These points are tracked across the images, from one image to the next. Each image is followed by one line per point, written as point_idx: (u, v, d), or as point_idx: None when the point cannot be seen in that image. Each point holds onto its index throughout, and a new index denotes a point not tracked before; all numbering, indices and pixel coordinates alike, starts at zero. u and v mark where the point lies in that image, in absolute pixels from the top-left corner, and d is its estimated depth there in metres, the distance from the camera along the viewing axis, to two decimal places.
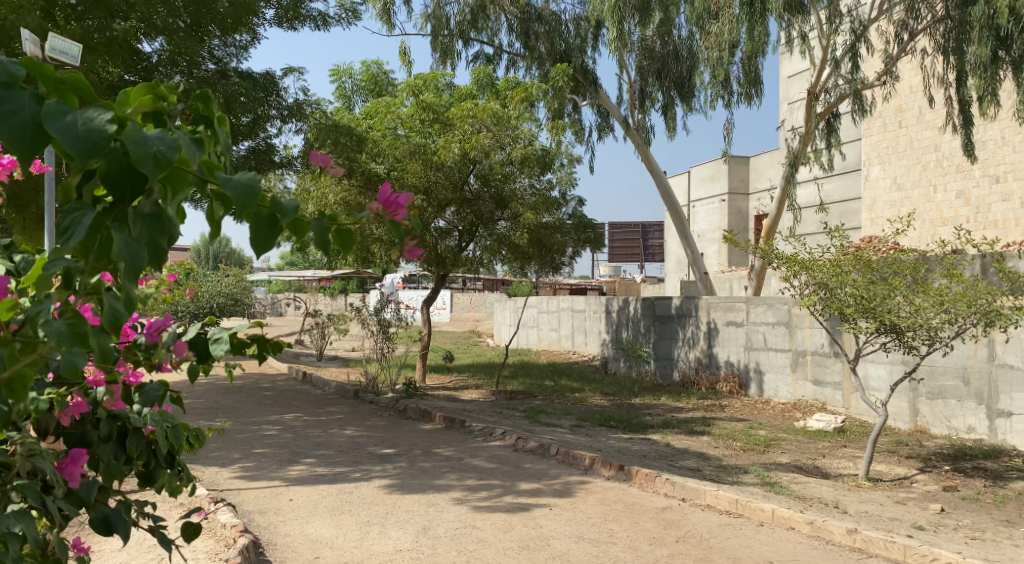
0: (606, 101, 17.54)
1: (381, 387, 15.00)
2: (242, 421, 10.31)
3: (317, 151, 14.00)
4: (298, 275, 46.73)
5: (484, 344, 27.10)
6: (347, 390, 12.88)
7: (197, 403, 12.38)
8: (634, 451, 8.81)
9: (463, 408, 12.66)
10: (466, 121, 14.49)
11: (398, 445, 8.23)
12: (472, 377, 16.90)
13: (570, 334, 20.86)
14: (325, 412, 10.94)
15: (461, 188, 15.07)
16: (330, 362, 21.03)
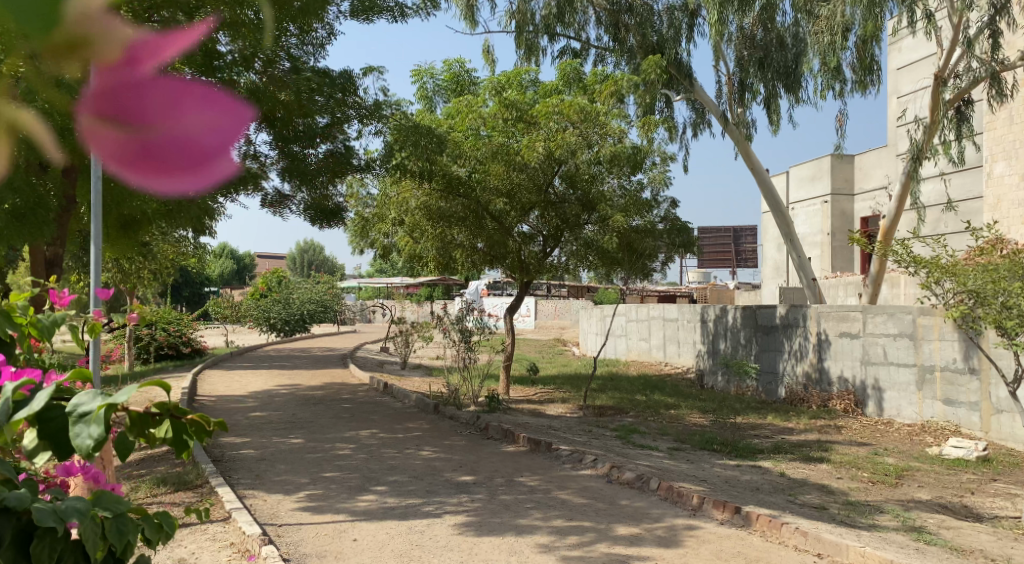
0: (701, 96, 16.48)
1: (463, 399, 14.27)
2: (315, 438, 9.70)
3: (397, 154, 13.33)
4: (384, 282, 46.85)
5: (570, 353, 26.15)
6: (427, 403, 12.17)
7: (273, 416, 11.89)
8: (744, 484, 7.75)
9: (550, 425, 11.79)
10: (551, 118, 13.59)
11: (477, 471, 7.41)
12: (558, 390, 16.00)
13: (662, 343, 19.73)
14: (402, 428, 10.24)
15: (546, 190, 14.25)
16: (413, 372, 20.49)
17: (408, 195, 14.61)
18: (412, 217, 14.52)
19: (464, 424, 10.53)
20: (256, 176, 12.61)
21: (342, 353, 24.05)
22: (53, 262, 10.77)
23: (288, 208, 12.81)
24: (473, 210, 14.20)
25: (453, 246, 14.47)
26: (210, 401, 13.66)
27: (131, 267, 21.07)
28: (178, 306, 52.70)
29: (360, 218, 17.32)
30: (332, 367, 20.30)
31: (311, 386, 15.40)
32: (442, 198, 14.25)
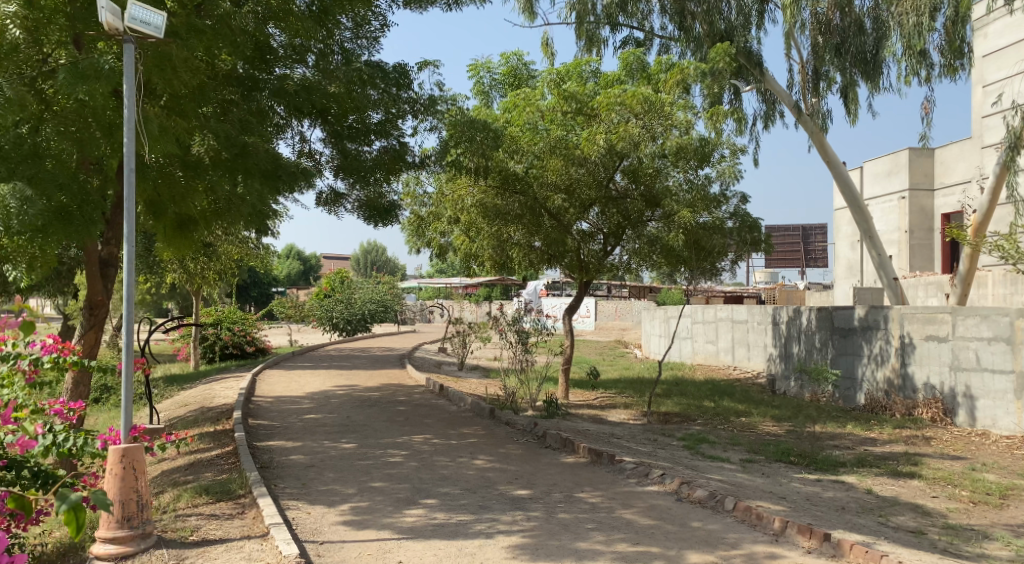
0: (773, 85, 15.70)
1: (521, 403, 13.77)
2: (367, 443, 9.33)
3: (453, 150, 12.86)
4: (444, 282, 46.72)
5: (632, 355, 25.43)
6: (482, 408, 11.70)
7: (326, 419, 11.58)
8: (827, 502, 7.07)
9: (613, 433, 11.19)
10: (613, 110, 12.96)
11: (535, 485, 6.90)
12: (621, 395, 15.36)
13: (730, 346, 18.94)
14: (456, 434, 9.79)
15: (606, 185, 13.69)
16: (471, 373, 20.07)
17: (464, 191, 14.14)
18: (467, 215, 14.04)
19: (521, 431, 10.02)
20: (310, 176, 12.30)
21: (401, 353, 23.80)
22: (108, 261, 10.65)
23: (344, 207, 12.44)
24: (530, 206, 13.64)
25: (510, 244, 13.95)
26: (265, 402, 13.45)
27: (193, 266, 21.16)
28: (245, 306, 53.56)
29: (417, 216, 16.95)
30: (390, 368, 20.02)
31: (367, 388, 15.10)
32: (499, 195, 13.75)
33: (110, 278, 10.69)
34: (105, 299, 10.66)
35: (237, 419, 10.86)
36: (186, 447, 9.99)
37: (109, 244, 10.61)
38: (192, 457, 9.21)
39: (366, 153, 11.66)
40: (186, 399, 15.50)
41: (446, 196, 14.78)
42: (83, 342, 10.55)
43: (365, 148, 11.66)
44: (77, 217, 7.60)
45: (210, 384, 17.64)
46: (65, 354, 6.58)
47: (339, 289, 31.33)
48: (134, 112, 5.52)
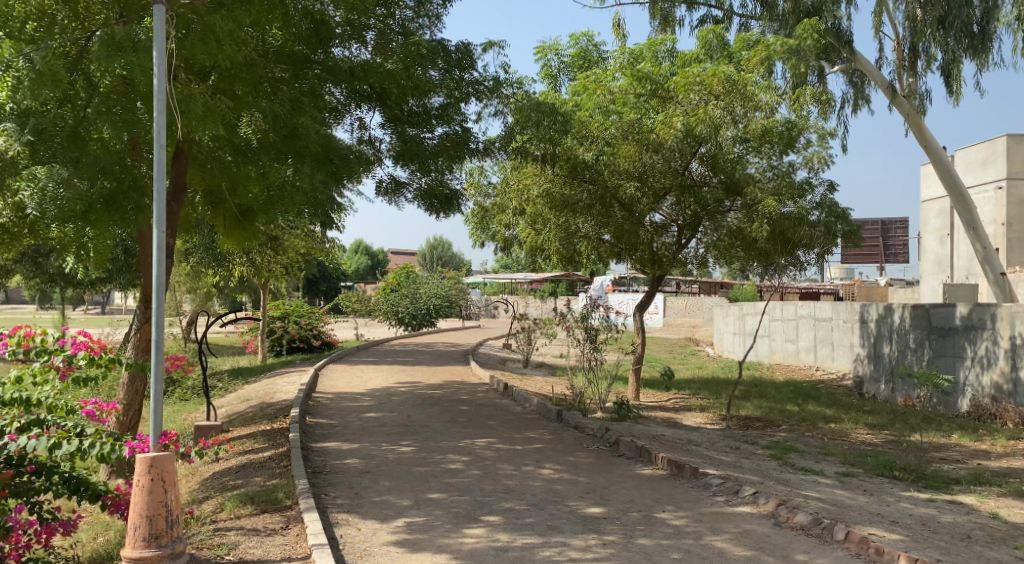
0: (863, 65, 14.53)
1: (590, 404, 13.05)
2: (426, 446, 8.74)
3: (519, 134, 12.19)
4: (508, 277, 46.13)
5: (704, 353, 24.40)
6: (549, 409, 10.99)
7: (385, 417, 11.05)
8: (946, 528, 6.22)
9: (691, 440, 10.36)
10: (691, 91, 12.20)
11: (609, 502, 6.20)
12: (696, 397, 14.48)
13: (812, 346, 17.84)
14: (521, 439, 9.12)
15: (681, 173, 12.79)
16: (537, 370, 19.40)
17: (530, 180, 13.44)
18: (534, 206, 13.34)
19: (591, 437, 9.29)
20: (370, 164, 11.78)
21: (465, 349, 23.27)
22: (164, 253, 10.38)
23: (404, 196, 11.82)
24: (600, 195, 12.79)
25: (577, 236, 13.18)
26: (324, 398, 13.01)
27: (259, 260, 21.01)
28: (315, 301, 54.35)
29: (481, 206, 16.31)
30: (454, 364, 19.50)
31: (430, 385, 14.58)
32: (568, 184, 13.00)
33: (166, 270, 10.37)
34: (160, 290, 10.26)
35: (294, 417, 10.40)
36: (239, 446, 9.57)
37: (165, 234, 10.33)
38: (244, 458, 8.76)
39: (427, 140, 11.05)
40: (248, 394, 15.21)
41: (512, 184, 14.11)
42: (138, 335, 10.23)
43: (425, 134, 11.06)
44: (124, 205, 7.14)
45: (273, 378, 17.37)
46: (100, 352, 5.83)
47: (405, 283, 31.04)
48: (164, 81, 4.94)
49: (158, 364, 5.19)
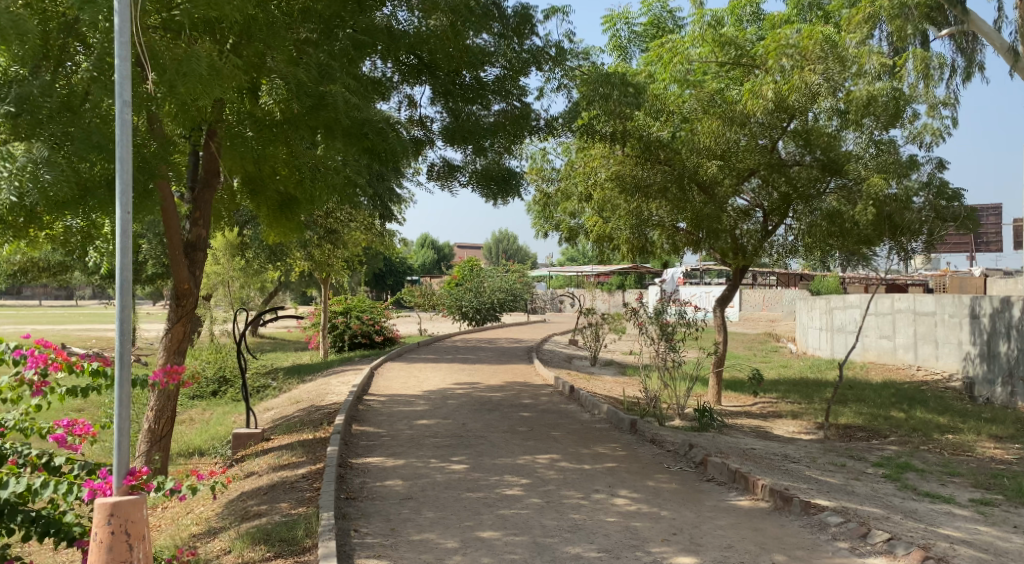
0: (978, 26, 12.83)
1: (667, 409, 11.77)
2: (482, 463, 7.63)
3: (586, 110, 10.92)
4: (574, 271, 44.79)
5: (787, 351, 22.76)
6: (621, 418, 9.77)
7: (439, 424, 10.01)
8: None
9: (787, 457, 8.98)
10: (781, 56, 10.82)
11: (703, 551, 5.01)
12: (785, 402, 13.01)
13: (912, 343, 16.14)
14: (590, 455, 7.94)
15: (769, 151, 11.40)
16: (606, 369, 18.15)
17: (597, 161, 12.16)
18: (602, 192, 12.07)
19: (672, 454, 8.04)
20: (422, 146, 10.73)
21: (529, 345, 22.11)
22: (195, 245, 9.45)
23: (458, 180, 10.63)
24: (676, 174, 11.48)
25: (649, 221, 11.95)
26: (377, 401, 12.03)
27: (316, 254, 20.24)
28: (381, 295, 54.12)
29: (546, 193, 15.07)
30: (517, 362, 18.35)
31: (492, 386, 13.49)
32: (639, 165, 11.67)
33: (197, 264, 9.43)
34: (192, 286, 9.29)
35: (338, 425, 9.42)
36: (276, 460, 8.64)
37: (197, 225, 9.43)
38: (278, 475, 7.78)
39: (483, 116, 9.87)
40: (300, 395, 14.34)
41: (579, 168, 12.91)
42: (169, 338, 9.35)
43: (478, 107, 9.89)
44: None
45: (328, 377, 16.52)
46: (60, 361, 4.83)
47: (468, 276, 29.98)
48: (127, 20, 4.10)
49: (124, 388, 4.16)
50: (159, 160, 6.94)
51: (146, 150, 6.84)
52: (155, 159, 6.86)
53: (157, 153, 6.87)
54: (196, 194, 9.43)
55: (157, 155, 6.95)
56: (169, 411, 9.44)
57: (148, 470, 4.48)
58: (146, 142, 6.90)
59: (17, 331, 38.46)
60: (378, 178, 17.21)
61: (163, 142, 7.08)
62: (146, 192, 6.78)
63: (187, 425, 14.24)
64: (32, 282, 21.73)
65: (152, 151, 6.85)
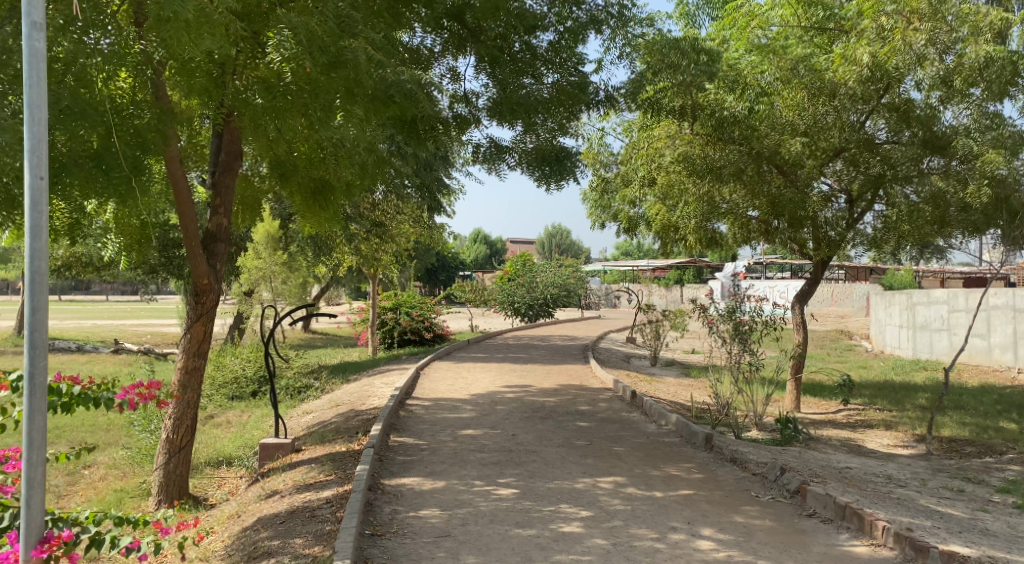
0: None
1: (741, 419, 10.51)
2: (535, 488, 6.51)
3: (653, 81, 9.76)
4: (630, 264, 43.39)
5: (862, 350, 21.19)
6: (694, 430, 8.58)
7: (488, 435, 8.96)
8: None
9: (892, 479, 7.67)
10: (878, 15, 9.46)
11: None
12: (875, 410, 11.60)
13: (1011, 343, 14.60)
14: (662, 480, 6.78)
15: (860, 127, 10.07)
16: (668, 369, 16.88)
17: (661, 141, 11.18)
18: (668, 175, 11.14)
19: (759, 478, 6.82)
20: (466, 126, 9.63)
21: (585, 343, 20.92)
22: (215, 236, 8.49)
23: (506, 163, 9.48)
24: (755, 153, 10.28)
25: (722, 206, 10.89)
26: (420, 405, 11.02)
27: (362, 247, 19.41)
28: (433, 289, 53.47)
29: (606, 178, 13.80)
30: (572, 361, 17.17)
31: (545, 389, 12.38)
32: (712, 146, 10.60)
33: (217, 256, 8.48)
34: (213, 281, 8.36)
35: (373, 436, 8.41)
36: (301, 478, 7.67)
37: (217, 213, 8.48)
38: (297, 499, 6.78)
39: (537, 88, 8.69)
40: (340, 397, 13.41)
41: (643, 147, 11.72)
42: (188, 340, 8.42)
43: (528, 78, 8.74)
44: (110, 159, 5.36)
45: (371, 376, 15.57)
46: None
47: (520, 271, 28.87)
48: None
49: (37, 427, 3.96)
50: (157, 133, 6.01)
51: (140, 122, 5.91)
52: (151, 132, 5.94)
53: (155, 125, 5.96)
54: (216, 178, 8.52)
55: (155, 127, 6.01)
56: (189, 420, 8.54)
57: (68, 534, 4.32)
58: (141, 112, 5.94)
59: (70, 327, 38.41)
60: (426, 168, 16.83)
61: (165, 111, 6.11)
62: (137, 169, 5.84)
63: (223, 428, 13.41)
64: (76, 276, 21.21)
65: (148, 122, 5.92)
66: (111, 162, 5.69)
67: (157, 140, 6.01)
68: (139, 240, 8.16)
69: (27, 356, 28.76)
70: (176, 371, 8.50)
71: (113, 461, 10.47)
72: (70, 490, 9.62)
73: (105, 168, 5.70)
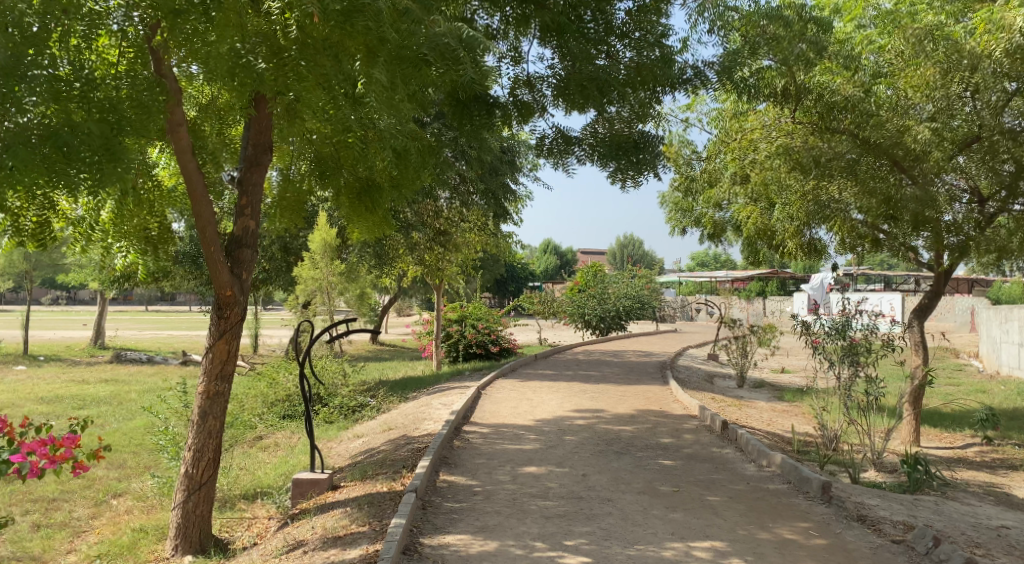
0: None
1: (854, 460, 8.90)
2: (610, 557, 5.17)
3: (764, 59, 8.39)
4: (708, 275, 41.40)
5: (974, 370, 19.01)
6: (803, 475, 7.08)
7: (554, 474, 7.63)
8: None
9: None
10: None
11: None
12: (1013, 446, 9.80)
13: None
14: (774, 549, 5.35)
15: (1000, 112, 8.38)
16: (758, 394, 15.24)
17: (758, 131, 10.03)
18: (762, 172, 9.92)
19: (901, 549, 5.32)
20: (528, 115, 8.25)
21: (663, 361, 19.32)
22: (239, 241, 7.38)
23: (574, 157, 8.17)
24: (866, 142, 8.96)
25: (829, 207, 9.23)
26: (479, 434, 9.74)
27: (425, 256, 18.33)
28: (503, 300, 52.39)
29: (691, 175, 12.18)
30: (649, 381, 15.65)
31: (621, 416, 10.96)
32: (819, 136, 9.30)
33: (243, 263, 7.36)
34: (236, 292, 7.24)
35: (419, 474, 7.17)
36: (330, 525, 6.49)
37: (243, 214, 7.36)
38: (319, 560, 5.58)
39: (612, 68, 7.34)
40: (394, 420, 12.23)
41: (738, 141, 10.40)
42: (210, 360, 7.27)
43: (600, 54, 7.46)
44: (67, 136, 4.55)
45: (430, 396, 14.40)
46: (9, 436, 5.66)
47: (592, 281, 27.41)
48: None
49: None
50: (139, 108, 5.01)
51: (117, 93, 5.03)
52: (131, 108, 5.00)
53: (132, 96, 5.03)
54: (241, 175, 7.42)
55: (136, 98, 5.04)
56: (212, 453, 7.38)
57: None
58: (119, 83, 5.09)
59: (142, 338, 38.50)
60: (491, 172, 15.71)
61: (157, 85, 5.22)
62: (110, 150, 4.75)
63: (269, 452, 12.39)
64: (135, 287, 20.71)
65: (126, 94, 5.04)
66: (75, 140, 4.61)
67: (138, 116, 4.99)
68: (161, 244, 7.01)
69: (96, 366, 28.59)
70: (196, 396, 7.37)
71: (142, 493, 9.49)
72: (89, 525, 8.63)
73: (65, 147, 4.57)
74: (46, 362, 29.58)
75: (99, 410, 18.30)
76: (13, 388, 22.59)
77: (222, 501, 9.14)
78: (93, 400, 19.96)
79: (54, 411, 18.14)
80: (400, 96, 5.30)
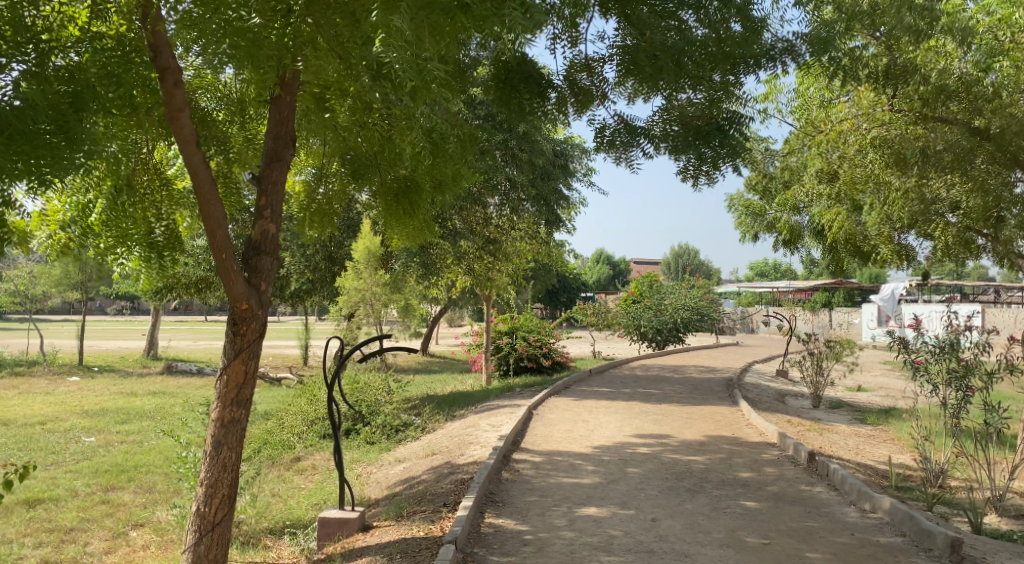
0: None
1: (969, 504, 7.61)
2: None
3: (858, 37, 7.25)
4: (770, 286, 39.76)
5: None
6: (921, 530, 5.90)
7: (618, 518, 6.56)
8: None
9: None
10: None
11: None
12: None
13: None
14: None
15: None
16: (837, 417, 13.89)
17: (848, 122, 8.87)
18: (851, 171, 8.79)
19: None
20: (586, 102, 7.17)
21: (728, 377, 18.02)
22: (258, 247, 6.49)
23: (638, 151, 7.11)
24: (981, 131, 7.73)
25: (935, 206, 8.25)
26: (531, 463, 8.68)
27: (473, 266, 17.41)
28: (557, 311, 51.34)
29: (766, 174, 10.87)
30: (716, 401, 14.40)
31: (690, 444, 9.80)
32: (922, 127, 8.09)
33: (261, 273, 6.46)
34: (253, 305, 6.32)
35: (461, 518, 6.16)
36: None
37: (262, 217, 6.47)
38: None
39: (688, 46, 6.35)
40: (439, 443, 11.26)
41: (825, 134, 9.20)
42: (224, 383, 6.38)
43: (670, 28, 6.44)
44: (21, 122, 4.25)
45: (478, 414, 13.42)
46: None
47: (649, 292, 26.16)
48: None
49: None
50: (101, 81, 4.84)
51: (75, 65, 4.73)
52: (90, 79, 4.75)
53: (96, 65, 4.84)
54: (261, 172, 6.55)
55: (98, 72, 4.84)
56: (227, 488, 6.45)
57: None
58: (81, 53, 4.85)
59: (195, 349, 38.28)
60: (542, 177, 14.95)
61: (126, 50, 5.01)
62: (66, 130, 4.45)
63: (305, 475, 11.52)
64: (178, 298, 20.15)
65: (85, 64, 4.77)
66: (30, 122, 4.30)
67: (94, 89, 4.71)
68: (168, 249, 6.16)
69: (147, 378, 28.23)
70: (210, 424, 6.47)
71: (163, 526, 8.65)
72: (101, 562, 7.79)
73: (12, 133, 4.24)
74: (100, 373, 29.40)
75: (140, 424, 17.69)
76: (62, 400, 22.23)
77: (246, 535, 8.25)
78: (136, 414, 19.41)
79: (94, 425, 17.56)
80: (427, 54, 4.74)
